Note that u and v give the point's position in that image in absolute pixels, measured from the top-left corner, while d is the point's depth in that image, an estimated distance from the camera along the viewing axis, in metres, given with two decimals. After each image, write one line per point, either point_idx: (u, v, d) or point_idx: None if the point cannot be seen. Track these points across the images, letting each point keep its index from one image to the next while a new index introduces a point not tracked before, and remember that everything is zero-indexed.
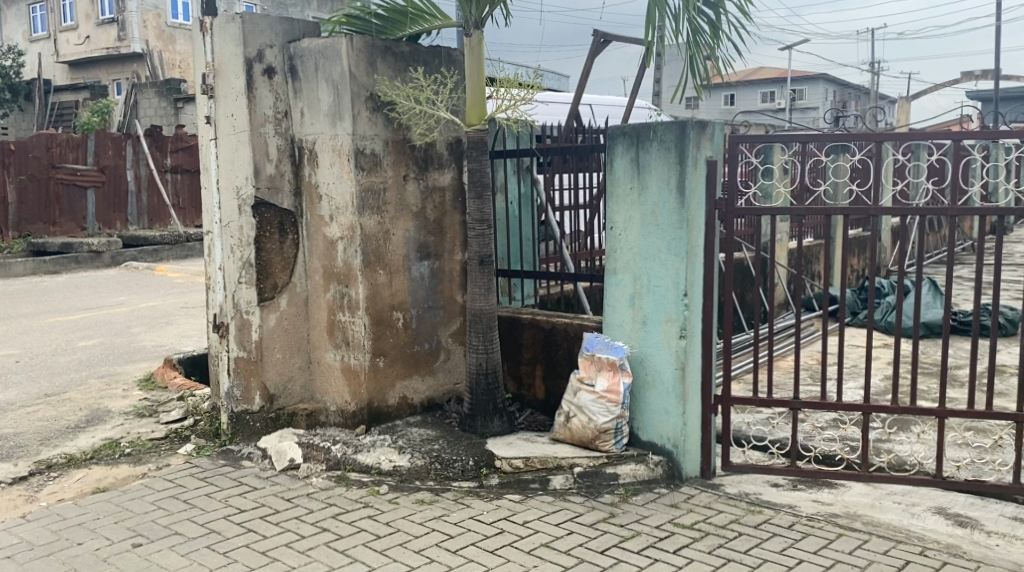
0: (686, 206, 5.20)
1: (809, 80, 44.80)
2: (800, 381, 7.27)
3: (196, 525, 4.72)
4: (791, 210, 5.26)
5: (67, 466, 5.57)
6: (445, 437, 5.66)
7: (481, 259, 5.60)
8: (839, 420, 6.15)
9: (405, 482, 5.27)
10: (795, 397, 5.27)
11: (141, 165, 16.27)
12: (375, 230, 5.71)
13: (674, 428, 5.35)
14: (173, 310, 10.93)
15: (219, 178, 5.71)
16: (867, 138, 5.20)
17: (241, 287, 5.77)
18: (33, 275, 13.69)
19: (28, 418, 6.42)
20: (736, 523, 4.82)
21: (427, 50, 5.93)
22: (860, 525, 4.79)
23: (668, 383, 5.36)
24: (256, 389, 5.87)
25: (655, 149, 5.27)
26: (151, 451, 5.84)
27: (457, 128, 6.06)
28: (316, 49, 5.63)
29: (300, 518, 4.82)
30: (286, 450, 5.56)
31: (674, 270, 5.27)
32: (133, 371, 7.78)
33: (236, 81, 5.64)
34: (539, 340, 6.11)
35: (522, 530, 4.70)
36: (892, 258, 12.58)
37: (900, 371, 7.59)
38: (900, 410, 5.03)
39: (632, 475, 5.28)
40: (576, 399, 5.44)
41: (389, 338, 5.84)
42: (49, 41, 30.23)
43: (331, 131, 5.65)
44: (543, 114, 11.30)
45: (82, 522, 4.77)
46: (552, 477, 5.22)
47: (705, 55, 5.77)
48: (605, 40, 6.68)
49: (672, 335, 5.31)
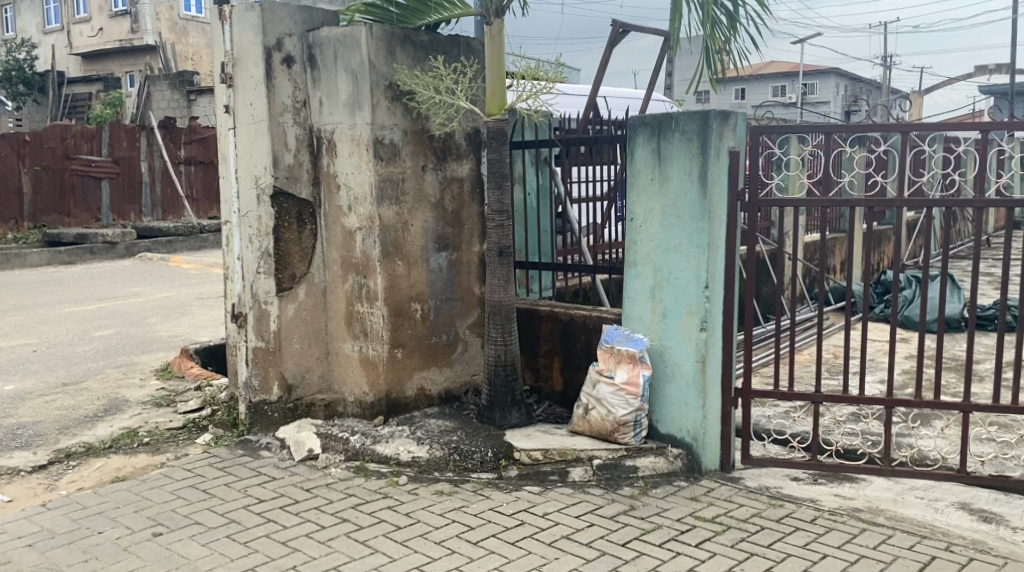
0: (708, 197, 5.16)
1: (822, 74, 44.58)
2: (820, 376, 7.24)
3: (216, 515, 4.71)
4: (814, 202, 5.21)
5: (86, 455, 5.59)
6: (463, 428, 5.64)
7: (500, 250, 5.58)
8: (859, 414, 6.12)
9: (424, 473, 5.26)
10: (816, 390, 5.24)
11: (156, 156, 16.30)
12: (394, 220, 5.70)
13: (694, 421, 5.32)
14: (188, 300, 10.96)
15: (238, 167, 5.72)
16: (894, 128, 5.15)
17: (260, 276, 5.78)
18: (48, 265, 13.77)
19: (47, 407, 6.45)
20: (758, 517, 4.79)
21: (446, 39, 5.90)
22: (883, 520, 4.75)
23: (688, 375, 5.33)
24: (274, 379, 5.89)
25: (677, 139, 5.23)
26: (169, 441, 5.86)
27: (476, 119, 6.02)
28: (334, 39, 5.61)
29: (320, 508, 4.80)
30: (304, 441, 5.55)
31: (695, 262, 5.24)
32: (150, 361, 7.81)
33: (255, 69, 5.64)
34: (557, 332, 6.09)
35: (543, 522, 4.69)
36: (910, 253, 12.46)
37: (921, 365, 7.54)
38: (923, 405, 5.00)
39: (651, 468, 5.26)
40: (595, 391, 5.43)
41: (407, 329, 5.82)
42: (64, 34, 30.29)
43: (350, 121, 5.63)
44: (560, 106, 11.25)
45: (103, 510, 4.76)
46: (571, 470, 5.20)
47: (724, 44, 5.72)
48: (624, 30, 6.59)
49: (693, 327, 5.27)
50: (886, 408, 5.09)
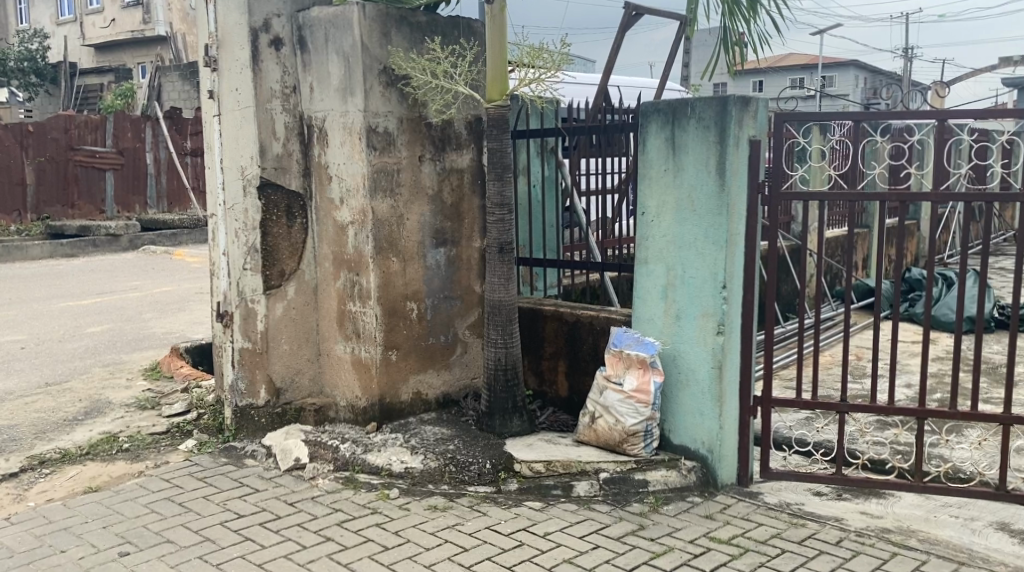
0: (727, 189, 4.77)
1: (841, 66, 43.99)
2: (842, 380, 6.84)
3: (189, 532, 4.36)
4: (841, 195, 4.80)
5: (61, 462, 5.25)
6: (461, 436, 5.27)
7: (501, 246, 5.20)
8: (887, 423, 5.72)
9: (418, 485, 4.89)
10: (842, 399, 4.84)
11: (161, 148, 15.97)
12: (388, 214, 5.33)
13: (709, 430, 4.95)
14: (188, 295, 10.63)
15: (223, 156, 5.36)
16: (929, 116, 4.71)
17: (246, 273, 5.43)
18: (50, 257, 13.47)
19: (26, 409, 6.11)
20: (778, 538, 4.40)
21: (445, 20, 5.51)
22: (915, 543, 4.36)
23: (703, 382, 4.94)
24: (262, 382, 5.53)
25: (693, 127, 4.84)
26: (151, 447, 5.51)
27: (477, 105, 5.65)
28: (325, 19, 5.24)
29: (303, 526, 4.45)
30: (291, 449, 5.20)
31: (712, 260, 4.85)
32: (140, 360, 7.47)
33: (241, 53, 5.28)
34: (562, 334, 5.71)
35: (544, 543, 4.31)
36: (933, 248, 12.05)
37: (952, 369, 7.13)
38: (960, 416, 4.59)
39: (663, 482, 4.88)
40: (602, 398, 5.05)
41: (402, 330, 5.46)
42: (75, 25, 29.95)
43: (341, 108, 5.26)
44: (571, 95, 10.84)
45: (68, 525, 4.42)
46: (575, 484, 4.82)
47: (745, 26, 5.31)
48: (637, 13, 6.19)
49: (709, 330, 4.88)
50: (919, 419, 4.68)
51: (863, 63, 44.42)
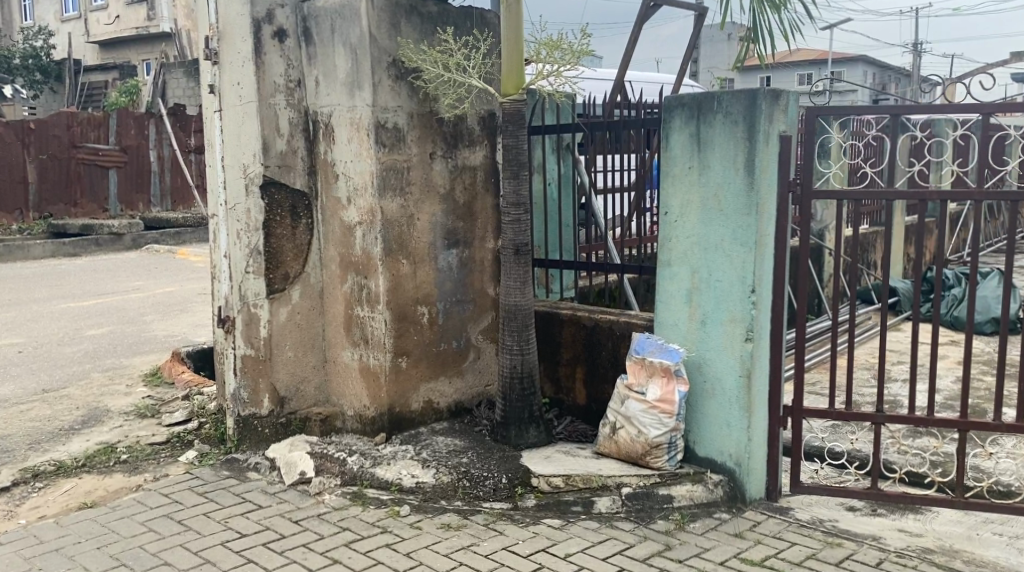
0: (756, 188, 4.50)
1: (849, 61, 43.59)
2: (870, 385, 6.57)
3: (189, 553, 4.11)
4: (877, 194, 4.52)
5: (56, 475, 5.00)
6: (474, 448, 5.02)
7: (516, 248, 4.94)
8: (921, 433, 5.45)
9: (429, 501, 4.63)
10: (879, 410, 4.56)
11: (166, 145, 15.66)
12: (397, 214, 5.06)
13: (737, 443, 4.68)
14: (191, 296, 10.38)
15: (226, 155, 5.12)
16: (974, 110, 4.43)
17: (249, 277, 5.17)
18: (52, 257, 13.24)
19: (20, 418, 5.86)
20: (813, 559, 4.14)
21: (458, 11, 5.26)
22: (960, 565, 4.10)
23: (730, 392, 4.68)
24: (265, 391, 5.27)
25: (719, 122, 4.57)
26: (149, 458, 5.26)
27: (490, 100, 5.40)
28: (332, 9, 4.99)
29: (308, 546, 4.20)
30: (296, 463, 4.94)
31: (740, 263, 4.58)
32: (140, 364, 7.22)
33: (243, 45, 5.01)
34: (580, 339, 5.45)
35: (564, 565, 4.06)
36: (952, 247, 11.75)
37: (982, 373, 6.85)
38: (1006, 428, 4.32)
39: (688, 497, 4.62)
40: (623, 408, 4.79)
41: (413, 336, 5.20)
42: (80, 22, 29.70)
43: (349, 103, 5.01)
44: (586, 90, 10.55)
45: (61, 546, 4.18)
46: (596, 500, 4.56)
47: (776, 13, 5.05)
48: (655, 5, 5.93)
49: (737, 337, 4.62)
50: (962, 431, 4.41)
51: (871, 59, 44.07)
